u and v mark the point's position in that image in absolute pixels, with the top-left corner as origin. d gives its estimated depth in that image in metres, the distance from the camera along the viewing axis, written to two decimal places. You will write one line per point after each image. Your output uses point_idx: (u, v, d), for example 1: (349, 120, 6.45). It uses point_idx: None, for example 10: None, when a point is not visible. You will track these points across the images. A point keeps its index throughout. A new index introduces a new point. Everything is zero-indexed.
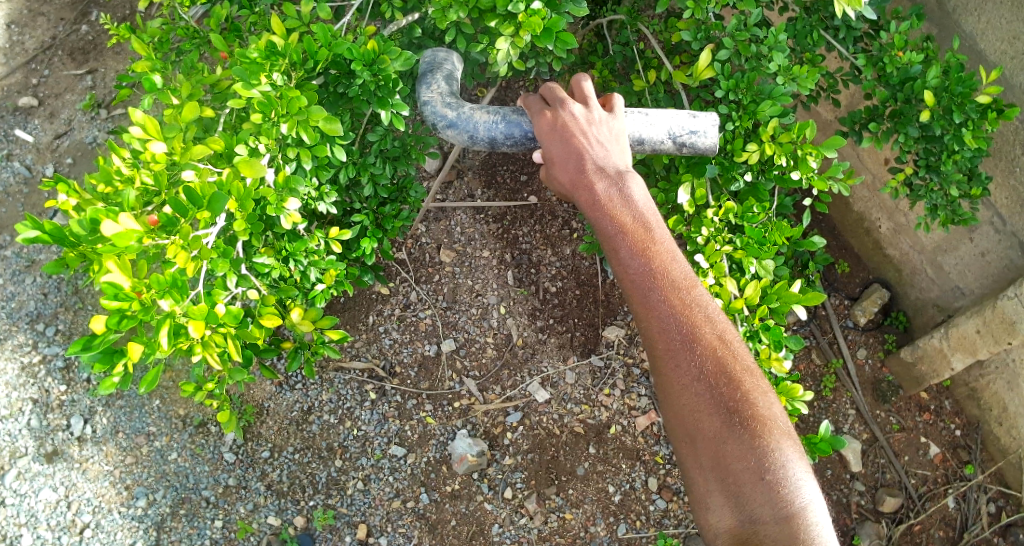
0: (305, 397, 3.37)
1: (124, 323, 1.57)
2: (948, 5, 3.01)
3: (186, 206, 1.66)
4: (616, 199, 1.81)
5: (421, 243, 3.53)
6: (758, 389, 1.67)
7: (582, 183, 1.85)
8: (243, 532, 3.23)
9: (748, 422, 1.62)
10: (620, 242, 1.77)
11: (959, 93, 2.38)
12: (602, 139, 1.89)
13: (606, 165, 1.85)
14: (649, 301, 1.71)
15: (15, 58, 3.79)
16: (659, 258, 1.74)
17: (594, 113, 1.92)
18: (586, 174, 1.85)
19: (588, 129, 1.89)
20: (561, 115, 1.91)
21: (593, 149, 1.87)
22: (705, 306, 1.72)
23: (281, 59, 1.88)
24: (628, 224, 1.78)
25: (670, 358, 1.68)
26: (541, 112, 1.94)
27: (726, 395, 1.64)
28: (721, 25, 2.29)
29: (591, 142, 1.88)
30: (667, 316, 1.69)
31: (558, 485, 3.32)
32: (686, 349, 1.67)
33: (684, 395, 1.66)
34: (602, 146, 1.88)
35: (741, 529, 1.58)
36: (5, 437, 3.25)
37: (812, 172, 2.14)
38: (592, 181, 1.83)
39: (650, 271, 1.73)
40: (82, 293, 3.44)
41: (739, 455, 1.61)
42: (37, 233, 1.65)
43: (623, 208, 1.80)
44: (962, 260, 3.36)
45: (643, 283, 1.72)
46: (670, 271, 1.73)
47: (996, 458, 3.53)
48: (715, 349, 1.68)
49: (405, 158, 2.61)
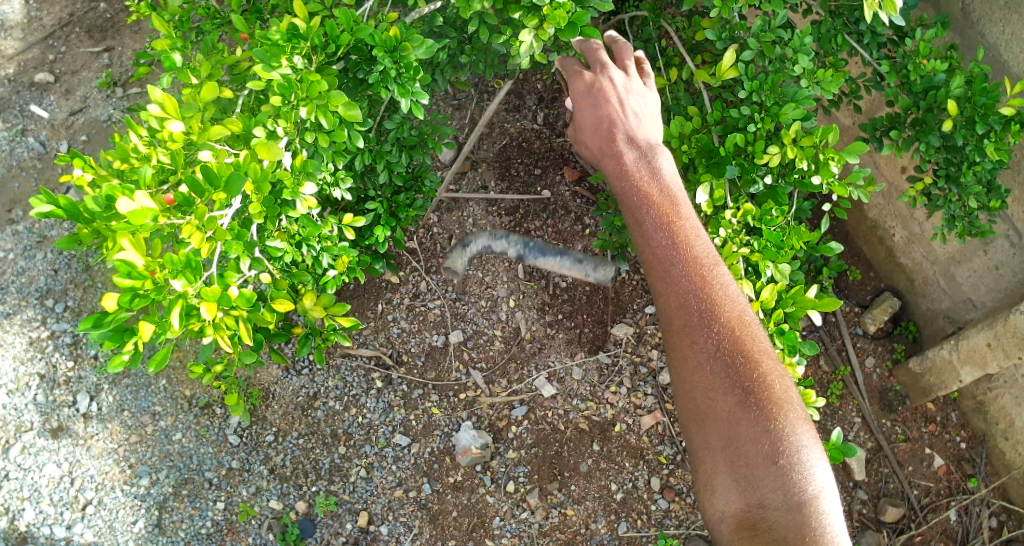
0: (310, 383, 3.37)
1: (136, 302, 1.55)
2: (973, 15, 2.98)
3: (203, 187, 1.64)
4: (644, 170, 1.86)
5: (432, 234, 3.51)
6: (775, 372, 1.66)
7: (611, 151, 1.90)
8: (245, 514, 3.24)
9: (763, 404, 1.61)
10: (644, 212, 1.79)
11: (982, 104, 2.35)
12: (636, 109, 1.96)
13: (636, 136, 1.90)
14: (670, 274, 1.71)
15: (33, 34, 3.79)
16: (683, 232, 1.76)
17: (631, 84, 2.02)
18: (616, 143, 1.90)
19: (624, 98, 1.97)
20: (600, 81, 2.00)
21: (626, 118, 1.93)
22: (725, 285, 1.72)
23: (302, 43, 1.87)
24: (654, 195, 1.81)
25: (687, 334, 1.67)
26: (580, 75, 2.04)
27: (742, 376, 1.63)
28: (745, 26, 2.30)
29: (626, 111, 1.95)
30: (687, 291, 1.69)
31: (560, 481, 3.32)
32: (703, 326, 1.67)
33: (698, 373, 1.65)
34: (636, 116, 1.95)
35: (749, 514, 1.57)
36: (11, 411, 3.26)
37: (832, 178, 2.11)
38: (620, 149, 1.89)
39: (673, 244, 1.74)
40: (92, 270, 3.44)
41: (752, 437, 1.60)
42: (51, 208, 1.64)
43: (650, 179, 1.84)
44: (975, 272, 3.34)
45: (664, 255, 1.73)
46: (693, 247, 1.74)
47: (1000, 472, 3.51)
48: (733, 328, 1.67)
49: (421, 147, 2.61)
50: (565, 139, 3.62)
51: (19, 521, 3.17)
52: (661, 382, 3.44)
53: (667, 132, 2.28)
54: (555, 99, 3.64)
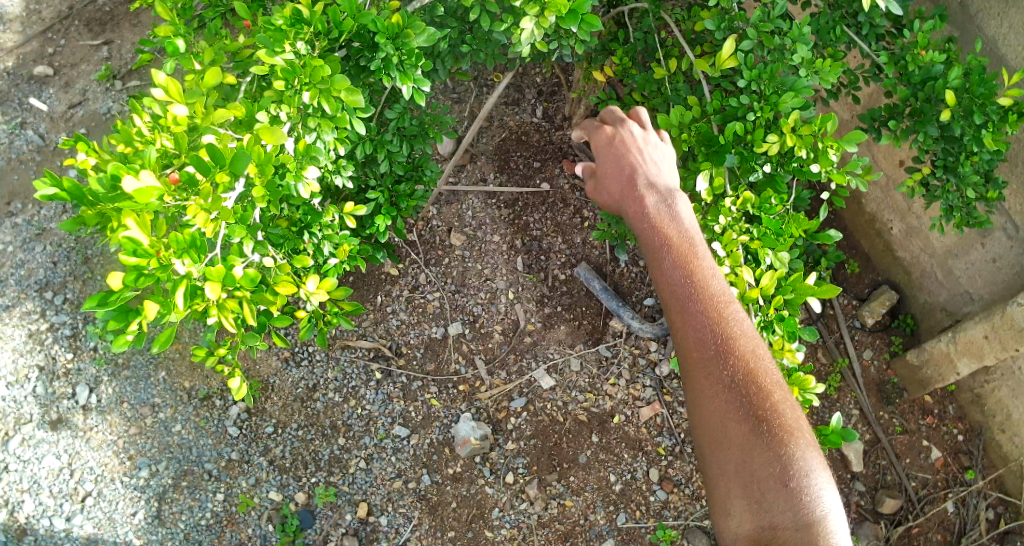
0: (310, 374, 3.39)
1: (141, 280, 1.56)
2: (971, 8, 3.01)
3: (209, 166, 1.65)
4: (664, 213, 1.89)
5: (432, 226, 3.56)
6: (786, 401, 1.68)
7: (632, 195, 1.95)
8: (244, 505, 3.24)
9: (776, 432, 1.62)
10: (663, 253, 1.82)
11: (980, 94, 2.36)
12: (655, 160, 2.02)
13: (656, 182, 1.95)
14: (687, 309, 1.73)
15: (32, 27, 3.80)
16: (700, 270, 1.78)
17: (649, 136, 2.09)
18: (637, 187, 1.95)
19: (643, 148, 2.05)
20: (620, 133, 2.10)
21: (645, 167, 2.00)
22: (740, 320, 1.74)
23: (305, 29, 1.88)
24: (673, 237, 1.83)
25: (702, 365, 1.68)
26: (601, 130, 2.13)
27: (755, 404, 1.64)
28: (745, 15, 2.33)
29: (645, 160, 2.01)
30: (703, 325, 1.70)
31: (559, 472, 3.32)
32: (719, 357, 1.68)
33: (714, 404, 1.66)
34: (654, 166, 2.01)
35: (761, 535, 1.58)
36: (11, 404, 3.26)
37: (831, 166, 2.10)
38: (641, 193, 1.93)
39: (691, 281, 1.75)
40: (91, 263, 3.45)
41: (764, 462, 1.61)
42: (55, 191, 1.65)
43: (669, 222, 1.87)
44: (972, 265, 3.36)
45: (682, 291, 1.74)
46: (710, 284, 1.76)
47: (997, 465, 3.53)
48: (747, 359, 1.68)
49: (422, 137, 2.63)
50: (564, 132, 3.66)
51: (18, 513, 3.16)
52: (659, 374, 3.45)
53: (669, 121, 2.28)
54: (554, 93, 3.70)
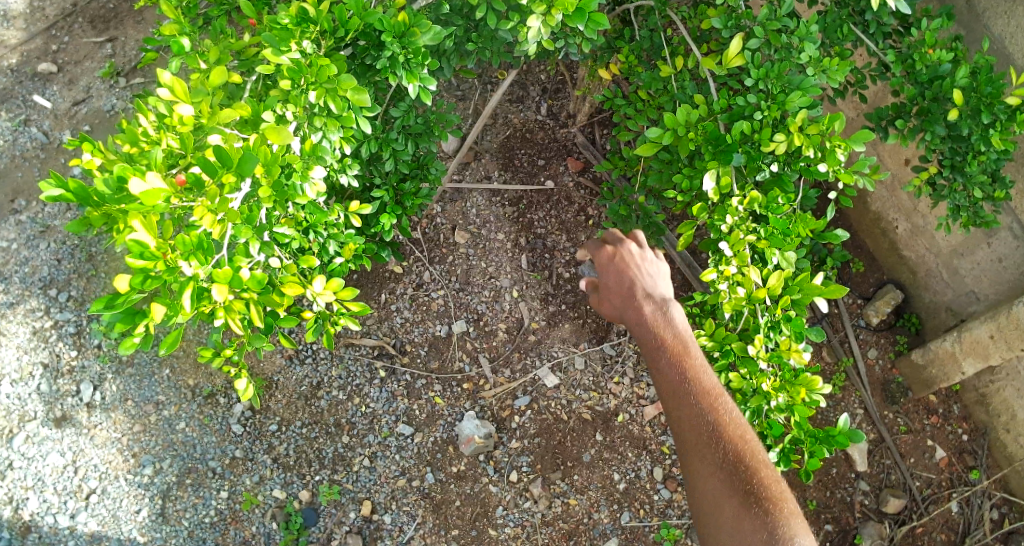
0: (314, 372, 3.39)
1: (148, 283, 1.56)
2: (977, 6, 2.99)
3: (216, 167, 1.64)
4: (661, 320, 1.89)
5: (436, 223, 3.56)
6: (773, 478, 1.71)
7: (631, 306, 1.93)
8: (248, 503, 3.24)
9: (764, 502, 1.65)
10: (658, 352, 1.85)
11: (988, 94, 2.33)
12: (654, 273, 1.99)
13: (653, 291, 1.94)
14: (681, 402, 1.76)
15: (36, 24, 3.80)
16: (693, 368, 1.81)
17: (647, 251, 2.05)
18: (636, 298, 1.93)
19: (642, 262, 2.01)
20: (618, 249, 2.05)
21: (643, 279, 1.97)
22: (730, 410, 1.78)
23: (312, 27, 1.88)
24: (668, 339, 1.85)
25: (697, 451, 1.72)
26: (599, 246, 2.07)
27: (745, 482, 1.67)
28: (752, 14, 2.32)
29: (644, 273, 1.98)
30: (696, 411, 1.75)
31: (563, 471, 3.32)
32: (711, 442, 1.72)
33: (709, 484, 1.69)
34: (653, 279, 1.98)
35: None
36: (15, 401, 3.25)
37: (839, 166, 2.07)
38: (639, 303, 1.92)
39: (685, 377, 1.79)
40: (95, 260, 3.45)
41: (757, 538, 1.61)
42: (60, 192, 1.65)
43: (665, 326, 1.88)
44: (978, 264, 3.35)
45: (677, 386, 1.78)
46: (702, 380, 1.79)
47: (1002, 465, 3.53)
48: (736, 441, 1.73)
49: (427, 135, 2.63)
50: (568, 130, 3.71)
51: (22, 510, 3.16)
52: None
53: (674, 119, 2.21)
54: (559, 91, 3.74)
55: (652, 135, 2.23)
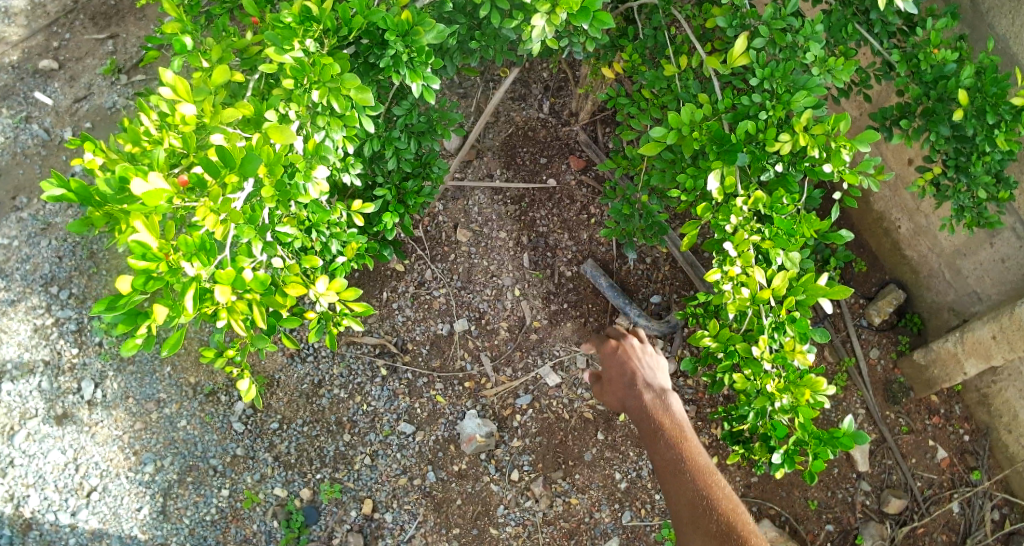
0: (315, 370, 3.38)
1: (150, 284, 1.56)
2: (982, 6, 2.98)
3: (219, 168, 1.63)
4: (660, 407, 2.01)
5: (438, 222, 3.57)
6: None
7: (632, 393, 2.07)
8: (249, 501, 3.23)
9: None
10: (658, 438, 1.94)
11: (993, 95, 2.32)
12: (653, 364, 2.17)
13: (653, 382, 2.08)
14: (679, 481, 1.83)
15: (36, 20, 3.80)
16: (691, 452, 1.89)
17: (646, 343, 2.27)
18: (636, 386, 2.08)
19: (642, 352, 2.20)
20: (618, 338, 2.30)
21: (643, 367, 2.14)
22: (727, 492, 1.83)
23: (315, 26, 1.87)
24: (668, 425, 1.95)
25: (693, 528, 1.76)
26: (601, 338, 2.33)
27: None
28: (757, 13, 2.33)
29: (643, 362, 2.16)
30: (693, 490, 1.80)
31: (564, 470, 3.32)
32: (707, 520, 1.75)
33: None
34: (652, 370, 2.15)
35: None
36: (16, 398, 3.25)
37: (844, 166, 2.06)
38: (640, 391, 2.06)
39: (682, 459, 1.87)
40: (96, 257, 3.44)
41: None
42: (62, 192, 1.64)
43: (665, 415, 1.99)
44: (981, 265, 3.34)
45: (674, 467, 1.86)
46: (699, 463, 1.87)
47: (1003, 466, 3.52)
48: (734, 522, 1.75)
49: (429, 134, 2.62)
50: (570, 128, 3.70)
51: (24, 507, 3.16)
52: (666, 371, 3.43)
53: (679, 119, 2.20)
54: (561, 89, 3.73)
55: (657, 134, 2.22)
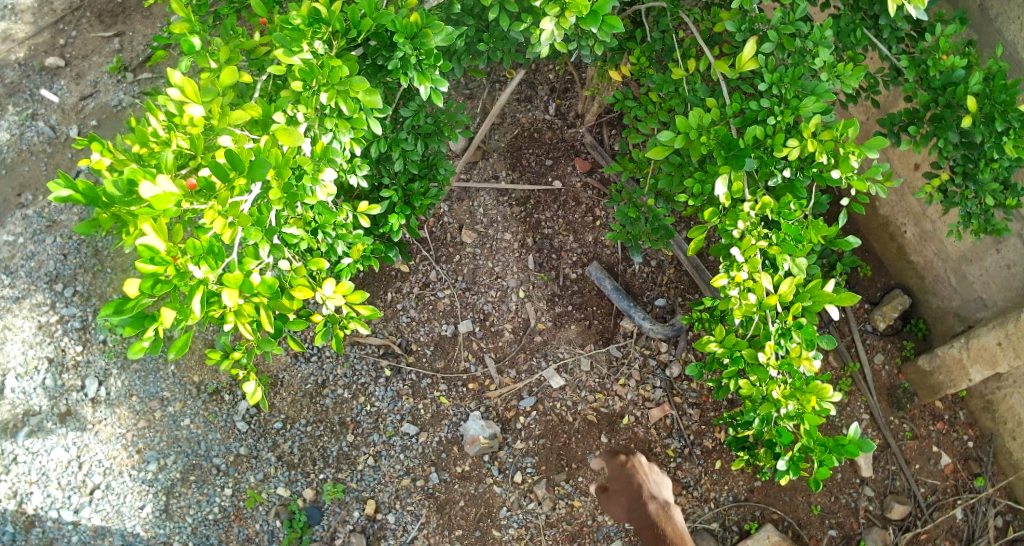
0: (319, 370, 3.39)
1: (158, 288, 1.55)
2: (990, 12, 2.98)
3: (228, 171, 1.62)
4: (665, 517, 2.70)
5: (443, 223, 3.58)
6: None
7: (639, 498, 2.84)
8: (252, 501, 3.23)
9: None
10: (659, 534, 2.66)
11: (1002, 101, 2.31)
12: (657, 483, 2.97)
13: (656, 494, 2.85)
14: None
15: (43, 18, 3.82)
16: None
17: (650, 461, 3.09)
18: (643, 495, 2.85)
19: (646, 469, 3.03)
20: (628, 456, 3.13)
21: (648, 480, 2.96)
22: None
23: (324, 28, 1.87)
24: (669, 531, 2.66)
25: None
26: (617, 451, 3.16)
27: None
28: (766, 18, 2.32)
29: (648, 478, 2.97)
30: None
31: (567, 472, 3.31)
32: None
33: None
34: (656, 484, 2.95)
35: None
36: (20, 395, 3.25)
37: (853, 172, 2.04)
38: (646, 500, 2.81)
39: None
40: (101, 255, 3.44)
41: None
42: (69, 193, 1.62)
43: (668, 523, 2.68)
44: (986, 271, 3.32)
45: None
46: None
47: (1007, 472, 3.51)
48: None
49: (436, 135, 2.63)
50: (576, 130, 3.70)
51: (27, 504, 3.15)
52: (670, 375, 3.43)
53: (686, 123, 2.20)
54: (566, 90, 3.74)
55: (664, 138, 2.22)
